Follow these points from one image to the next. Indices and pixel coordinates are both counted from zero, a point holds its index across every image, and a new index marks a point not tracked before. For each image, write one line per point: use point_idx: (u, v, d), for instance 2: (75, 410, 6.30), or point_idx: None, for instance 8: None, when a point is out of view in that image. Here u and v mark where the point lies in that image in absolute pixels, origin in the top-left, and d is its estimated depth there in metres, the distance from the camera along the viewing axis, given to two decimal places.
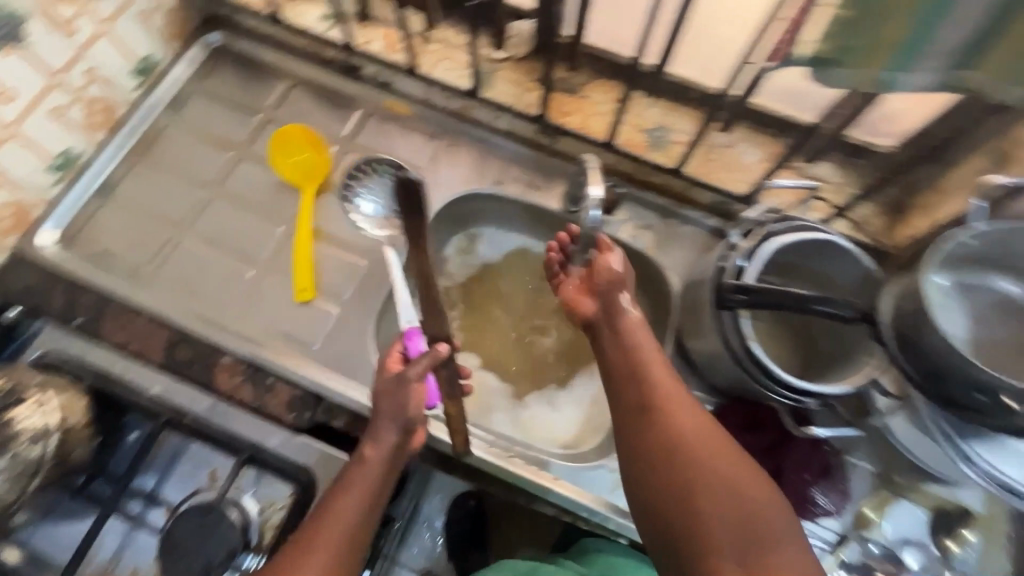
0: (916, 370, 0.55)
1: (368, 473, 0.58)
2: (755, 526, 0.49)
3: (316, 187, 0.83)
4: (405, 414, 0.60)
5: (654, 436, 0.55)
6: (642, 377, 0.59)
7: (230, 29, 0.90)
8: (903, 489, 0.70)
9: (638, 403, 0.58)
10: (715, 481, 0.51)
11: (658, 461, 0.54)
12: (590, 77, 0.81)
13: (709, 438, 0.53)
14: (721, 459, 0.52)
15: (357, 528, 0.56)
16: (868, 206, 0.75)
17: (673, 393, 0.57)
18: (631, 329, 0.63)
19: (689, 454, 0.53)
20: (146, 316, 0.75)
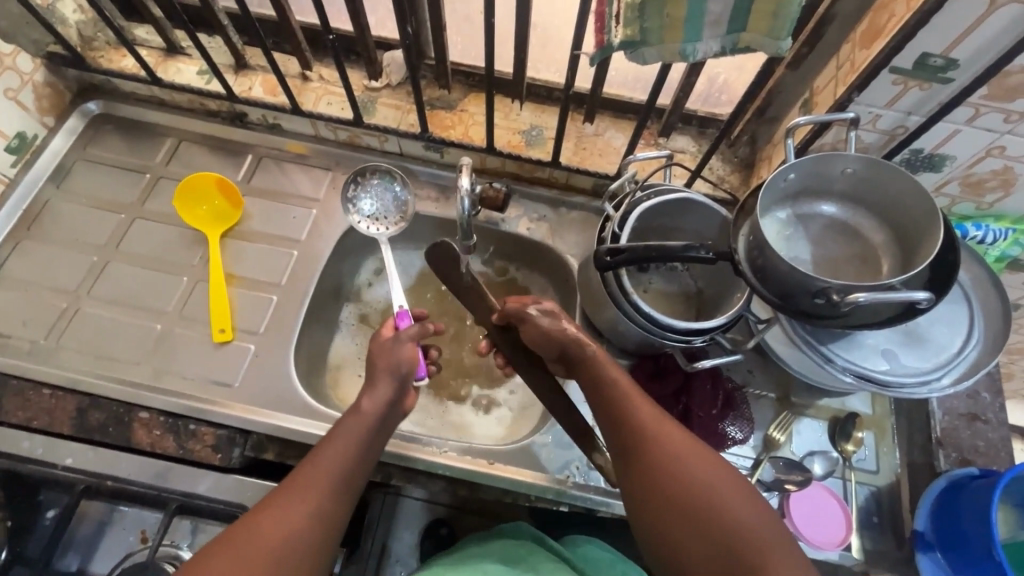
0: (772, 293, 0.61)
1: (364, 423, 0.61)
2: (752, 557, 0.49)
3: (219, 233, 0.84)
4: (398, 368, 0.65)
5: (638, 488, 0.56)
6: (628, 411, 0.59)
7: (108, 96, 0.91)
8: (801, 408, 0.78)
9: (629, 434, 0.58)
10: (712, 513, 0.51)
11: (650, 496, 0.55)
12: (464, 92, 0.88)
13: (700, 468, 0.54)
14: (714, 489, 0.53)
15: (340, 484, 0.57)
16: (724, 166, 0.85)
17: (659, 425, 0.57)
18: (603, 362, 0.64)
19: (682, 486, 0.53)
20: (50, 388, 0.73)
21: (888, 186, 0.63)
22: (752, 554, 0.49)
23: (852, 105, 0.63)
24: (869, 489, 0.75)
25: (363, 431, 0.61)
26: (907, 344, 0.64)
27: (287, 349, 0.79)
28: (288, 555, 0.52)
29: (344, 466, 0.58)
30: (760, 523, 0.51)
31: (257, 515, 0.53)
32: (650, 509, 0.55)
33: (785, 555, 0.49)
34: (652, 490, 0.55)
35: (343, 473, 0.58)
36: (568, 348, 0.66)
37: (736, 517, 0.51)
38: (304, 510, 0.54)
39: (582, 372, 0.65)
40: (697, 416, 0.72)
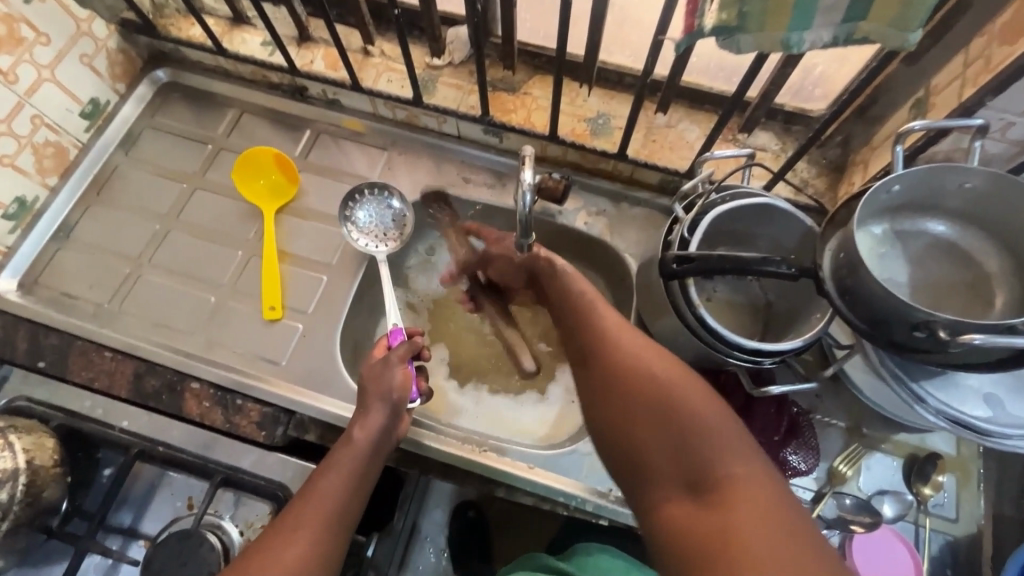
0: (860, 321, 0.54)
1: (355, 454, 0.60)
2: (701, 442, 0.46)
3: (275, 208, 0.84)
4: (390, 394, 0.64)
5: (594, 386, 0.55)
6: (590, 316, 0.59)
7: (176, 65, 0.92)
8: (874, 441, 0.71)
9: (587, 336, 0.58)
10: (662, 402, 0.49)
11: (605, 398, 0.53)
12: (528, 74, 0.84)
13: (653, 360, 0.53)
14: (664, 380, 0.51)
15: (332, 518, 0.56)
16: (811, 169, 0.77)
17: (618, 329, 0.57)
18: (571, 276, 0.64)
19: (633, 379, 0.52)
20: (111, 351, 0.75)
21: (1015, 207, 0.54)
22: (702, 438, 0.46)
23: (981, 111, 0.55)
24: (944, 539, 0.68)
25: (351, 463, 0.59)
26: (1015, 389, 0.56)
27: (334, 330, 0.78)
28: None
29: (337, 502, 0.57)
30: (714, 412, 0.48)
31: (252, 559, 0.52)
32: (604, 406, 0.54)
33: (739, 441, 0.46)
34: (606, 387, 0.54)
35: (335, 506, 0.56)
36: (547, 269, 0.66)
37: (685, 402, 0.48)
38: (298, 549, 0.53)
39: (554, 293, 0.65)
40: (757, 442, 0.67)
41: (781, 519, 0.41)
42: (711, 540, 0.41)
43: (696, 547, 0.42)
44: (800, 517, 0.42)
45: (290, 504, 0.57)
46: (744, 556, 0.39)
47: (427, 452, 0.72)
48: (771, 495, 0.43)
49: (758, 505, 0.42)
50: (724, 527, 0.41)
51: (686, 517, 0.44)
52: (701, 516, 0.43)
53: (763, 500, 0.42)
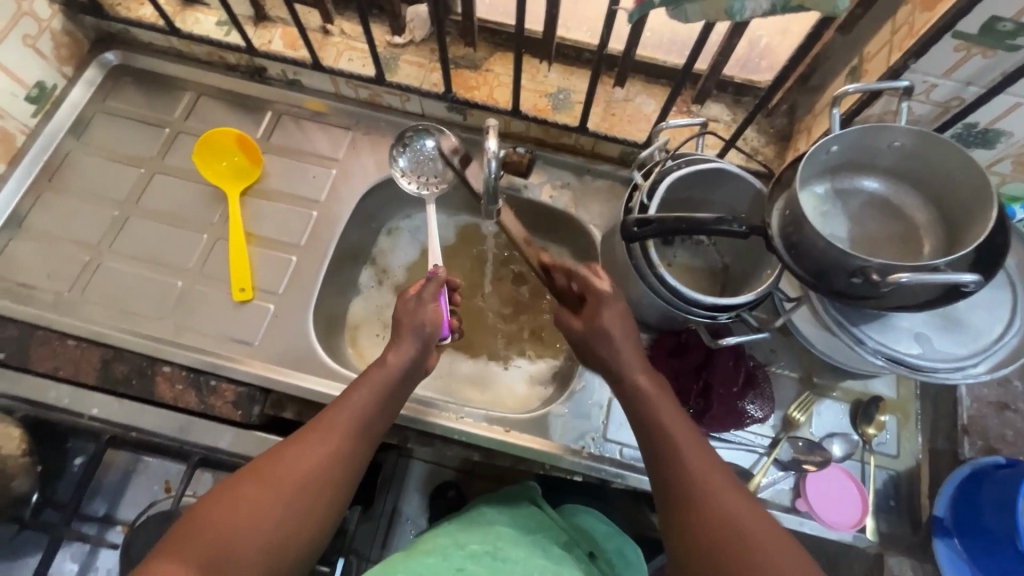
0: (804, 271, 0.59)
1: (388, 376, 0.62)
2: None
3: (240, 189, 0.83)
4: (422, 327, 0.65)
5: (680, 524, 0.53)
6: (673, 444, 0.56)
7: (127, 47, 0.89)
8: (822, 389, 0.76)
9: (668, 462, 0.56)
10: (740, 552, 0.50)
11: (696, 552, 0.51)
12: (489, 51, 0.85)
13: (737, 508, 0.52)
14: (766, 558, 0.49)
15: (362, 429, 0.59)
16: (760, 137, 0.81)
17: (707, 471, 0.55)
18: (649, 390, 0.61)
19: (718, 527, 0.51)
20: (75, 339, 0.74)
21: (937, 163, 0.60)
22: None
23: (907, 73, 0.59)
24: (888, 474, 0.73)
25: (385, 383, 0.62)
26: (942, 327, 0.61)
27: (307, 308, 0.79)
28: (308, 485, 0.54)
29: (368, 412, 0.60)
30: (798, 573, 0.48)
31: (288, 446, 0.56)
32: (692, 563, 0.51)
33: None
34: (689, 530, 0.52)
35: (366, 416, 0.59)
36: (624, 353, 0.62)
37: (767, 559, 0.49)
38: (328, 448, 0.56)
39: (631, 402, 0.61)
40: (717, 393, 0.71)
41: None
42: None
43: None
44: None
45: (328, 406, 0.60)
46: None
47: (405, 422, 0.74)
48: None
49: None
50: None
51: None
52: None
53: None
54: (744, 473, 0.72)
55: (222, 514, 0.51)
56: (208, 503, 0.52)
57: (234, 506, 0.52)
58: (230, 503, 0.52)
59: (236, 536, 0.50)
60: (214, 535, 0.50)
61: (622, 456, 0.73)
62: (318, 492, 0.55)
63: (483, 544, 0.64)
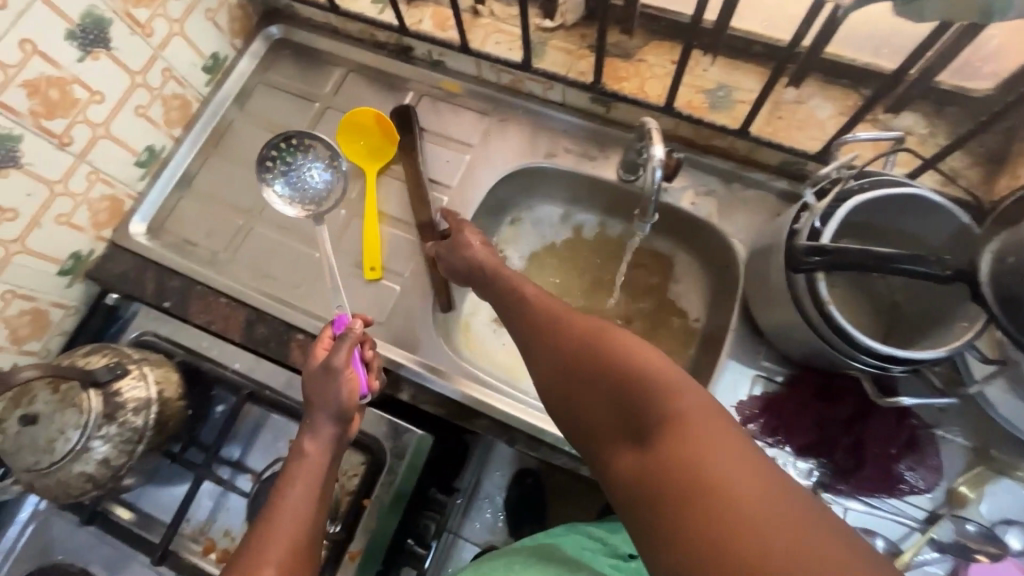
0: (1022, 337, 0.51)
1: (312, 468, 0.57)
2: (650, 399, 0.43)
3: (376, 168, 0.85)
4: (336, 404, 0.60)
5: (545, 358, 0.52)
6: (528, 309, 0.57)
7: (289, 21, 0.93)
8: (1005, 466, 0.64)
9: (529, 324, 0.56)
10: (599, 362, 0.47)
11: (561, 374, 0.50)
12: (645, 40, 0.78)
13: (590, 329, 0.50)
14: (624, 354, 0.46)
15: (304, 539, 0.53)
16: (964, 157, 0.68)
17: (566, 311, 0.54)
18: (513, 279, 0.63)
19: (580, 351, 0.49)
20: (226, 298, 0.80)
21: None
22: (651, 394, 0.43)
23: None
24: None
25: (312, 473, 0.57)
26: None
27: (431, 293, 0.79)
28: None
29: (307, 516, 0.54)
30: (669, 366, 0.44)
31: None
32: (560, 387, 0.49)
33: (688, 383, 0.43)
34: (553, 366, 0.51)
35: (304, 521, 0.54)
36: (502, 277, 0.64)
37: (624, 360, 0.46)
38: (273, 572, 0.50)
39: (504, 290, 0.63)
40: (871, 452, 0.62)
41: (743, 449, 0.37)
42: (683, 482, 0.37)
43: (660, 490, 0.38)
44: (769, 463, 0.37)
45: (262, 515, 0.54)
46: (733, 502, 0.35)
47: (516, 425, 0.72)
48: (725, 437, 0.38)
49: (728, 468, 0.36)
50: (694, 470, 0.37)
51: (637, 468, 0.40)
52: (654, 466, 0.39)
53: (710, 442, 0.38)
54: (890, 547, 0.63)
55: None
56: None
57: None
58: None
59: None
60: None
61: None
62: None
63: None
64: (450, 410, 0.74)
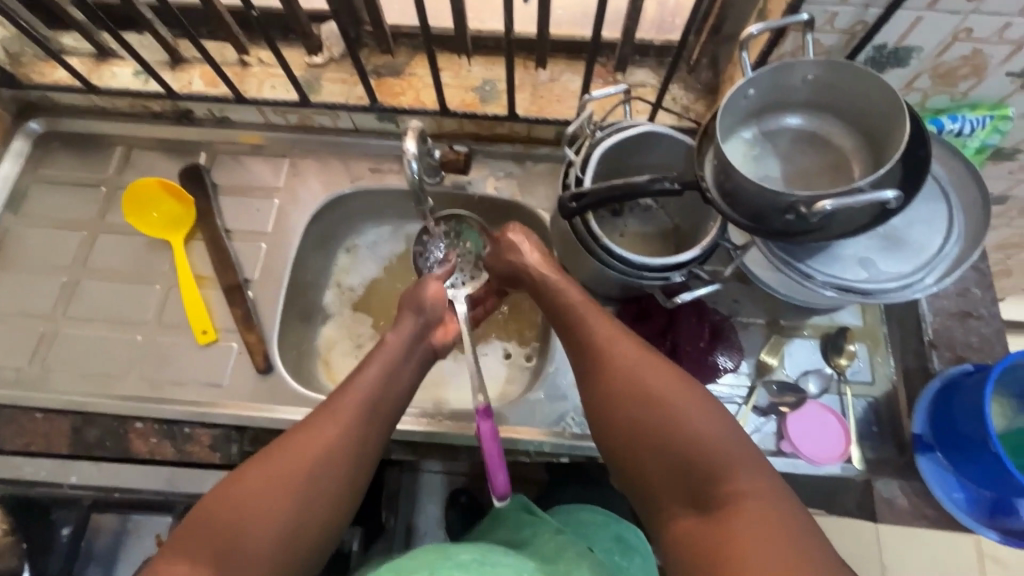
0: (743, 216, 0.59)
1: (396, 349, 0.66)
2: (710, 474, 0.49)
3: (181, 237, 0.83)
4: (423, 306, 0.70)
5: (599, 401, 0.56)
6: (591, 337, 0.60)
7: (49, 113, 0.89)
8: (789, 330, 0.77)
9: (589, 354, 0.59)
10: (658, 424, 0.52)
11: (615, 422, 0.55)
12: (410, 56, 0.85)
13: (653, 382, 0.54)
14: (682, 414, 0.51)
15: (371, 407, 0.60)
16: (688, 94, 0.82)
17: (615, 344, 0.58)
18: (563, 289, 0.65)
19: (651, 405, 0.53)
20: (42, 412, 0.73)
21: (849, 89, 0.61)
22: (712, 470, 0.49)
23: (805, 6, 0.60)
24: (865, 401, 0.74)
25: (398, 364, 0.65)
26: (885, 249, 0.62)
27: (271, 340, 0.78)
28: (328, 459, 0.55)
29: (375, 388, 0.61)
30: (731, 442, 0.50)
31: (295, 433, 0.56)
32: (613, 434, 0.55)
33: (749, 464, 0.49)
34: (607, 409, 0.56)
35: (371, 394, 0.61)
36: (562, 302, 0.65)
37: (689, 426, 0.51)
38: (334, 434, 0.56)
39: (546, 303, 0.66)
40: (685, 351, 0.72)
41: (790, 541, 0.44)
42: (722, 562, 0.44)
43: (703, 556, 0.46)
44: (820, 554, 0.43)
45: (334, 393, 0.60)
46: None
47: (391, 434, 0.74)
48: (776, 522, 0.45)
49: (769, 551, 0.43)
50: (740, 544, 0.44)
51: (694, 532, 0.48)
52: (707, 532, 0.47)
53: (759, 527, 0.45)
54: None
55: (234, 499, 0.51)
56: (215, 502, 0.51)
57: (243, 493, 0.51)
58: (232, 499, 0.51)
59: (244, 526, 0.50)
60: (214, 533, 0.49)
61: None
62: (332, 465, 0.55)
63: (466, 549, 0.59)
64: None
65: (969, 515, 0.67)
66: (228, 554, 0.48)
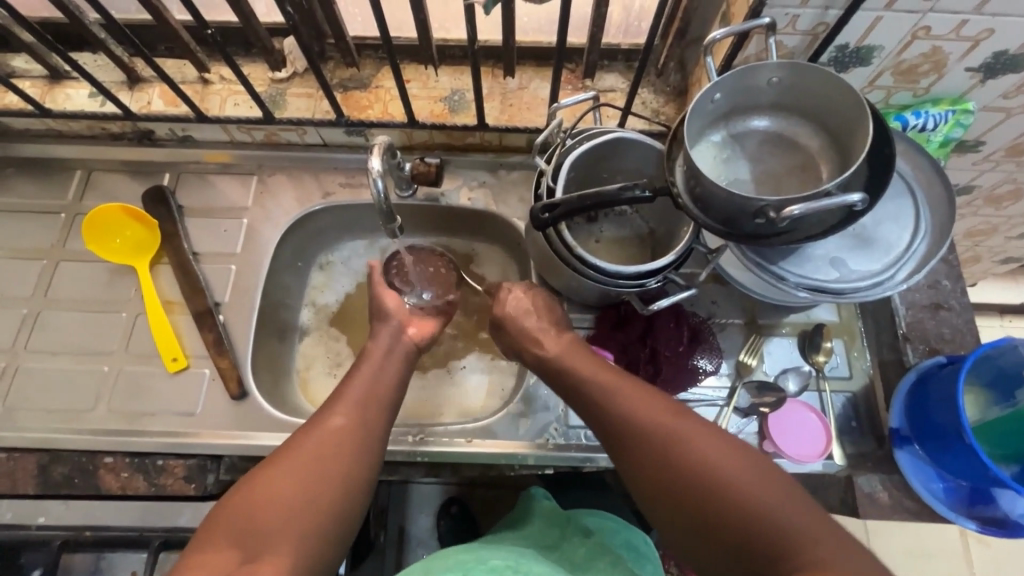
0: (714, 221, 0.59)
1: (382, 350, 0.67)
2: (778, 552, 0.44)
3: (147, 263, 0.80)
4: (390, 315, 0.70)
5: (639, 475, 0.53)
6: (619, 410, 0.57)
7: (3, 138, 0.85)
8: (767, 329, 0.78)
9: (618, 429, 0.56)
10: (712, 492, 0.48)
11: (663, 496, 0.51)
12: (376, 68, 0.84)
13: (695, 447, 0.51)
14: (733, 482, 0.48)
15: (371, 398, 0.61)
16: (657, 98, 0.82)
17: (643, 411, 0.55)
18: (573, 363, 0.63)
19: (695, 475, 0.49)
20: (6, 451, 0.70)
21: (814, 90, 0.61)
22: (779, 547, 0.44)
23: (767, 9, 0.60)
24: (844, 396, 0.75)
25: (385, 366, 0.65)
26: (856, 248, 0.62)
27: (246, 363, 0.77)
28: (335, 444, 0.55)
29: (373, 383, 0.62)
30: (795, 511, 0.46)
31: (299, 434, 0.56)
32: (663, 509, 0.51)
33: (822, 534, 0.44)
34: (651, 483, 0.52)
35: (368, 387, 0.62)
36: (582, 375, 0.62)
37: (740, 492, 0.47)
38: (338, 422, 0.56)
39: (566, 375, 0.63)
40: (664, 356, 0.72)
41: None
42: None
43: None
44: None
45: (332, 393, 0.61)
46: None
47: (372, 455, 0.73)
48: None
49: None
50: None
51: None
52: None
53: None
54: None
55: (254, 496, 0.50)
56: (233, 503, 0.49)
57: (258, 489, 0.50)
58: (251, 493, 0.50)
59: (259, 512, 0.48)
60: (240, 526, 0.48)
61: (589, 438, 0.73)
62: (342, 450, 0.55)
63: (506, 557, 0.63)
64: None
65: (947, 505, 0.67)
66: (252, 543, 0.47)
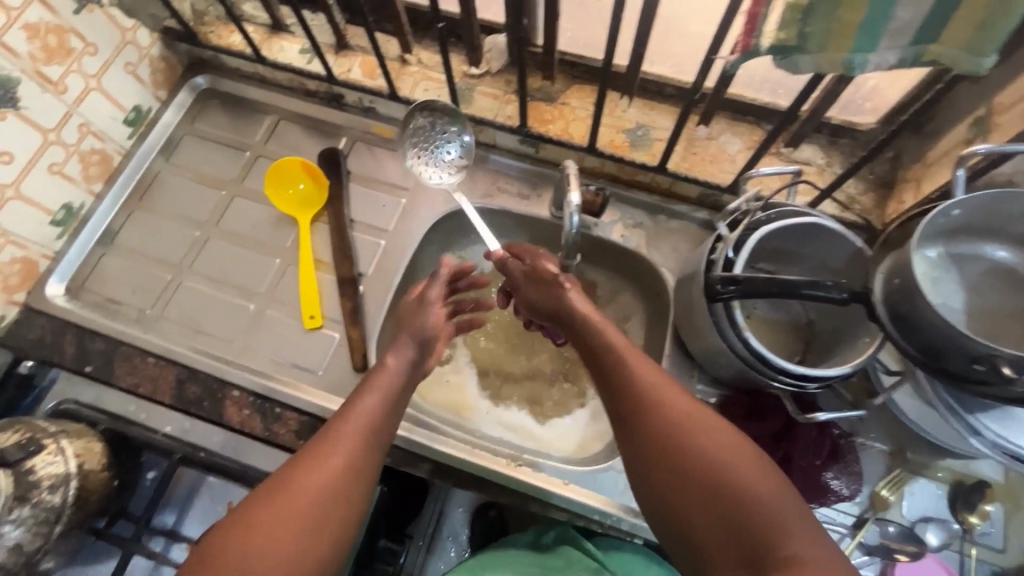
0: (914, 348, 0.53)
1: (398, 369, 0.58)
2: (770, 552, 0.42)
3: (309, 217, 0.85)
4: (426, 333, 0.61)
5: (634, 437, 0.51)
6: (628, 380, 0.53)
7: (216, 71, 0.93)
8: (917, 466, 0.69)
9: (623, 398, 0.53)
10: (699, 462, 0.47)
11: (651, 454, 0.49)
12: (566, 84, 0.83)
13: (691, 414, 0.49)
14: (716, 453, 0.47)
15: (377, 435, 0.53)
16: (857, 184, 0.75)
17: (654, 376, 0.53)
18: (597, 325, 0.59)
19: (669, 439, 0.48)
20: (155, 357, 0.76)
21: None
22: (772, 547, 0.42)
23: None
24: (990, 569, 0.66)
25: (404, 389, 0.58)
26: None
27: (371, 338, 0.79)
28: (324, 502, 0.48)
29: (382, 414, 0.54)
30: (792, 516, 0.43)
31: (293, 466, 0.49)
32: (649, 470, 0.49)
33: (810, 533, 0.42)
34: (642, 448, 0.50)
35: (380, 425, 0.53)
36: (598, 332, 0.59)
37: (727, 465, 0.46)
38: (340, 467, 0.49)
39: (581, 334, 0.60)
40: (798, 465, 0.66)
41: None
42: None
43: None
44: None
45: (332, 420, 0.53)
46: None
47: (467, 467, 0.73)
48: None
49: None
50: None
51: None
52: None
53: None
54: None
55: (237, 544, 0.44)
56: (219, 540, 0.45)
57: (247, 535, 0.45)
58: (240, 529, 0.45)
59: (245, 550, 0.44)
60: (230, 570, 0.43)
61: None
62: (335, 508, 0.48)
63: None
64: (396, 457, 0.74)
65: None
66: None
